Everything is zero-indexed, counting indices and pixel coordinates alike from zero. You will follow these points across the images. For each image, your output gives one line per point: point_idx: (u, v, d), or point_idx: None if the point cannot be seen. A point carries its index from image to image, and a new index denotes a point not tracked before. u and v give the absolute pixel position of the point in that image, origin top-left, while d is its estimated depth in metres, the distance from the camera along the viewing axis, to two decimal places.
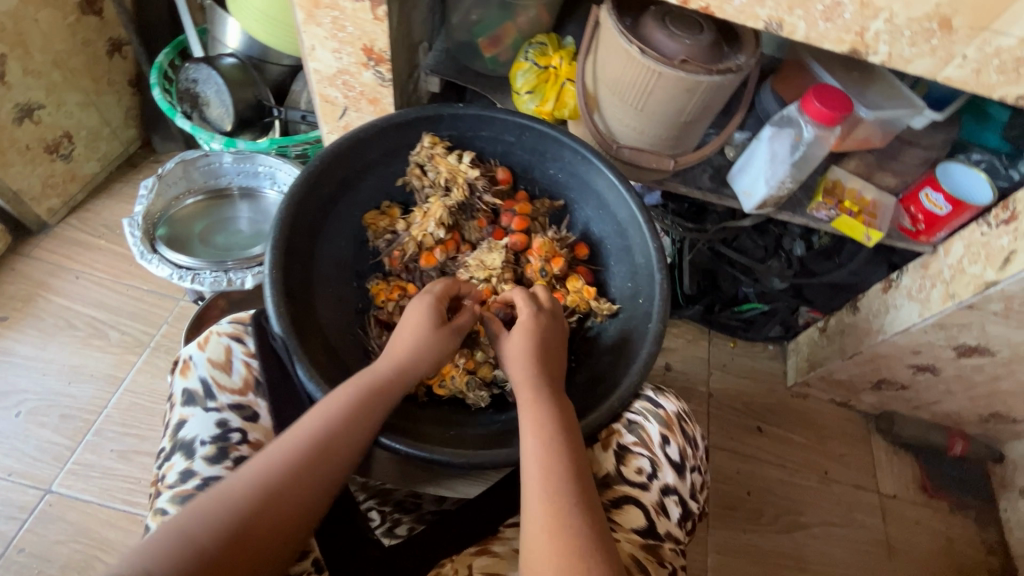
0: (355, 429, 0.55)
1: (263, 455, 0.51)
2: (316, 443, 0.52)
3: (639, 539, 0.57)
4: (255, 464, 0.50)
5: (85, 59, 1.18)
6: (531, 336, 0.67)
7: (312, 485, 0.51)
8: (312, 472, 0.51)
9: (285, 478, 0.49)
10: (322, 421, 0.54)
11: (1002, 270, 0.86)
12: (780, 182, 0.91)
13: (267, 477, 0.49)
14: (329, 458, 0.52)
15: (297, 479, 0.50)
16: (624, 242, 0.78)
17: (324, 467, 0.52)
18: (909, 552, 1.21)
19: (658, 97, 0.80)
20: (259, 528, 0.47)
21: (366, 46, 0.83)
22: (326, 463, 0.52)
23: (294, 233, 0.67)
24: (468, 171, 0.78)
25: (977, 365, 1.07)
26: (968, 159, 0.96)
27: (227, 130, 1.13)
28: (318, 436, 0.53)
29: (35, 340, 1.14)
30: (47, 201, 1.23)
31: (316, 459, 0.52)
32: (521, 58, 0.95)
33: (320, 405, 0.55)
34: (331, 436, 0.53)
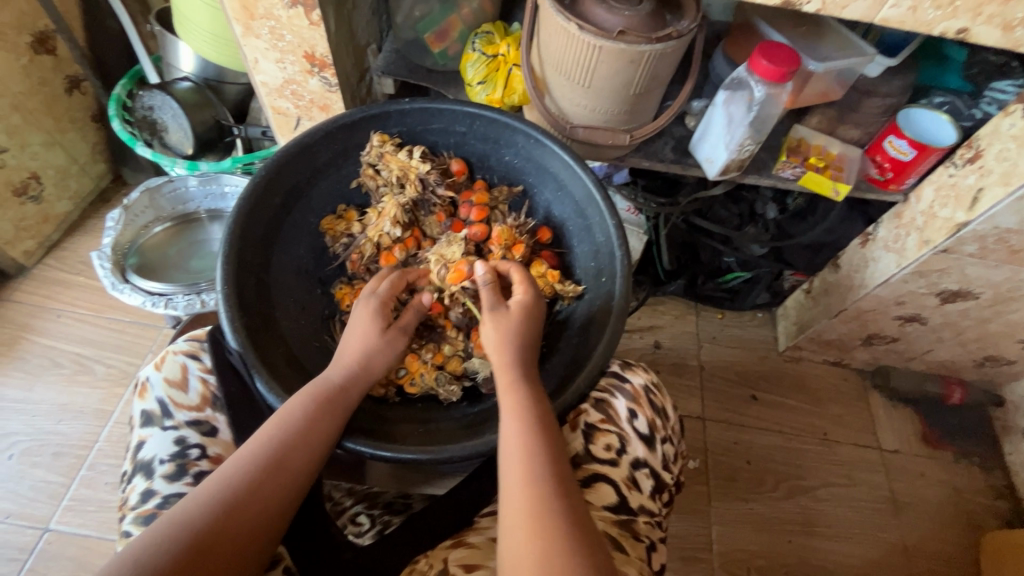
0: (315, 436, 0.55)
1: (226, 466, 0.51)
2: (275, 453, 0.52)
3: (611, 516, 0.57)
4: (214, 482, 0.49)
5: (43, 99, 1.17)
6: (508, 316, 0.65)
7: (279, 492, 0.51)
8: (277, 479, 0.51)
9: (252, 485, 0.50)
10: (288, 428, 0.54)
11: (972, 210, 0.86)
12: (740, 145, 0.90)
13: (234, 486, 0.49)
14: (294, 464, 0.53)
15: (264, 486, 0.50)
16: (584, 222, 0.77)
17: (288, 474, 0.52)
18: (917, 505, 1.20)
19: (603, 72, 0.79)
20: (226, 536, 0.47)
21: (307, 53, 0.82)
22: (291, 469, 0.52)
23: (246, 246, 0.67)
24: (419, 166, 0.77)
25: (963, 310, 1.05)
26: (930, 103, 0.94)
27: (188, 153, 1.13)
28: (282, 443, 0.53)
29: (22, 382, 1.15)
30: (22, 243, 1.23)
31: (281, 465, 0.52)
32: (469, 49, 0.95)
33: (281, 413, 0.56)
34: (294, 442, 0.54)
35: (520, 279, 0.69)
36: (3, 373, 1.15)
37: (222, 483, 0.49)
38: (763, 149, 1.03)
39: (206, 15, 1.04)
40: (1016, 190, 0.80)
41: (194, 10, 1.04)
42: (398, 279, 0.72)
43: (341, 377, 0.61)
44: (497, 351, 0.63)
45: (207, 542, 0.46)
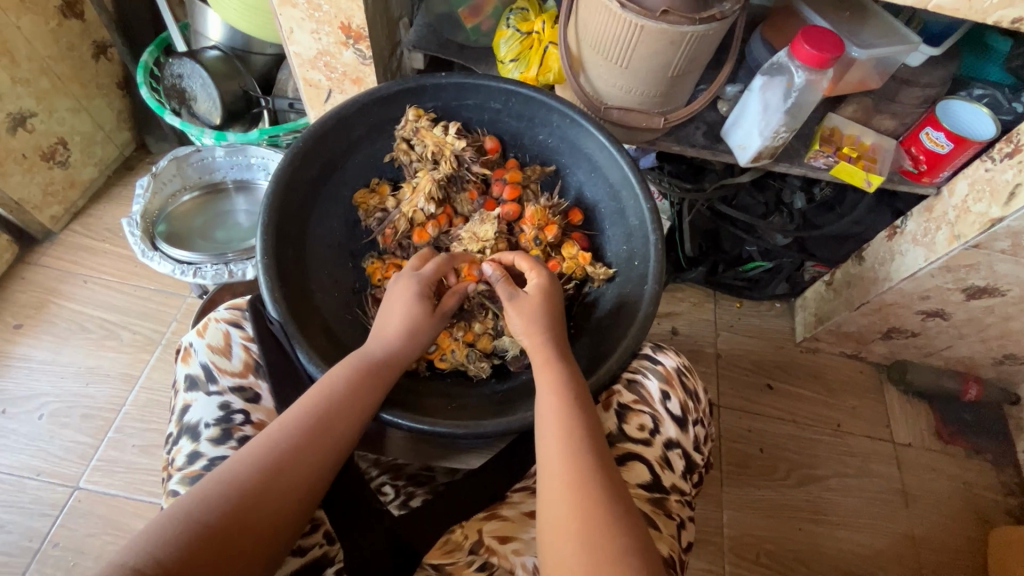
0: (356, 405, 0.56)
1: (270, 431, 0.52)
2: (318, 419, 0.53)
3: (645, 494, 0.58)
4: (259, 444, 0.51)
5: (72, 64, 1.17)
6: (538, 301, 0.66)
7: (322, 456, 0.52)
8: (321, 444, 0.53)
9: (298, 448, 0.51)
10: (333, 396, 0.56)
11: (1007, 206, 0.85)
12: (775, 132, 0.89)
13: (281, 447, 0.51)
14: (337, 431, 0.54)
15: (309, 449, 0.52)
16: (617, 205, 0.77)
17: (332, 439, 0.53)
18: (926, 498, 1.21)
19: (643, 52, 0.78)
20: (274, 496, 0.48)
21: (343, 25, 0.82)
22: (334, 435, 0.54)
23: (283, 216, 0.67)
24: (454, 142, 0.77)
25: (988, 307, 1.05)
26: (969, 95, 0.93)
27: (216, 124, 1.13)
28: (326, 410, 0.54)
29: (50, 345, 1.17)
30: (49, 209, 1.24)
31: (326, 431, 0.53)
32: (503, 25, 0.93)
33: (326, 382, 0.57)
34: (338, 410, 0.55)
35: (532, 266, 0.70)
36: (32, 336, 1.17)
37: (272, 444, 0.51)
38: (796, 137, 1.02)
39: None
40: None
41: None
42: (445, 262, 0.71)
43: (380, 350, 0.62)
44: (529, 334, 0.64)
45: (255, 502, 0.47)
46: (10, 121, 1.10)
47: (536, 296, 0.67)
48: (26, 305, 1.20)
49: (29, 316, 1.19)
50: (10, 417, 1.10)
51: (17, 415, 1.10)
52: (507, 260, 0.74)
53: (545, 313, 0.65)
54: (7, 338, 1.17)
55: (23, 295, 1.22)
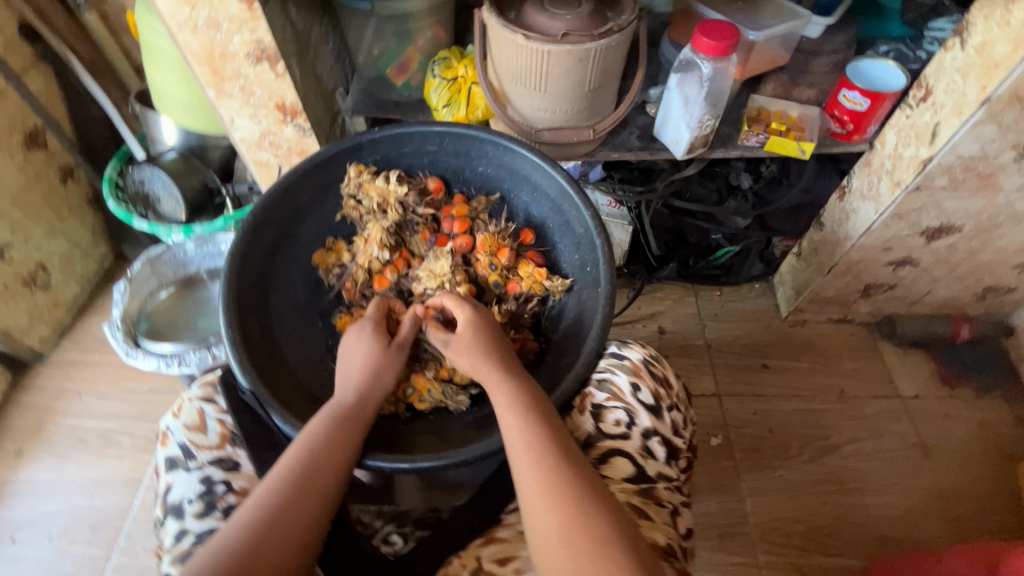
0: (334, 452, 0.58)
1: (256, 495, 0.53)
2: (299, 473, 0.55)
3: (632, 486, 0.58)
4: (243, 511, 0.52)
5: (41, 191, 1.23)
6: (473, 335, 0.68)
7: (311, 508, 0.53)
8: (309, 497, 0.53)
9: (284, 505, 0.52)
10: (311, 449, 0.57)
11: (933, 144, 0.89)
12: (700, 122, 0.94)
13: (268, 509, 0.52)
14: (321, 480, 0.55)
15: (296, 506, 0.52)
16: (562, 217, 0.80)
17: (318, 489, 0.54)
18: (946, 447, 1.19)
19: (556, 75, 0.83)
20: (268, 555, 0.49)
21: (278, 104, 0.87)
22: (321, 485, 0.55)
23: (243, 288, 0.70)
24: (397, 190, 0.81)
25: (950, 245, 1.07)
26: (876, 53, 0.99)
27: (182, 219, 1.18)
28: (309, 462, 0.56)
29: (53, 464, 1.18)
30: (37, 331, 1.27)
31: (310, 482, 0.54)
32: (430, 76, 1.00)
33: (302, 438, 0.58)
34: (319, 462, 0.56)
35: (455, 302, 0.71)
36: (33, 458, 1.18)
37: (258, 506, 0.52)
38: (726, 123, 1.05)
39: (181, 87, 1.09)
40: (970, 117, 0.83)
41: (169, 85, 1.10)
42: (383, 300, 0.75)
43: (351, 395, 0.63)
44: (473, 365, 0.66)
45: (248, 563, 0.48)
46: None
47: (467, 333, 0.68)
48: (24, 429, 1.22)
49: (28, 439, 1.21)
50: (19, 544, 1.09)
51: (26, 540, 1.10)
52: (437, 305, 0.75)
53: (479, 341, 0.67)
54: (9, 466, 1.17)
55: (20, 420, 1.23)
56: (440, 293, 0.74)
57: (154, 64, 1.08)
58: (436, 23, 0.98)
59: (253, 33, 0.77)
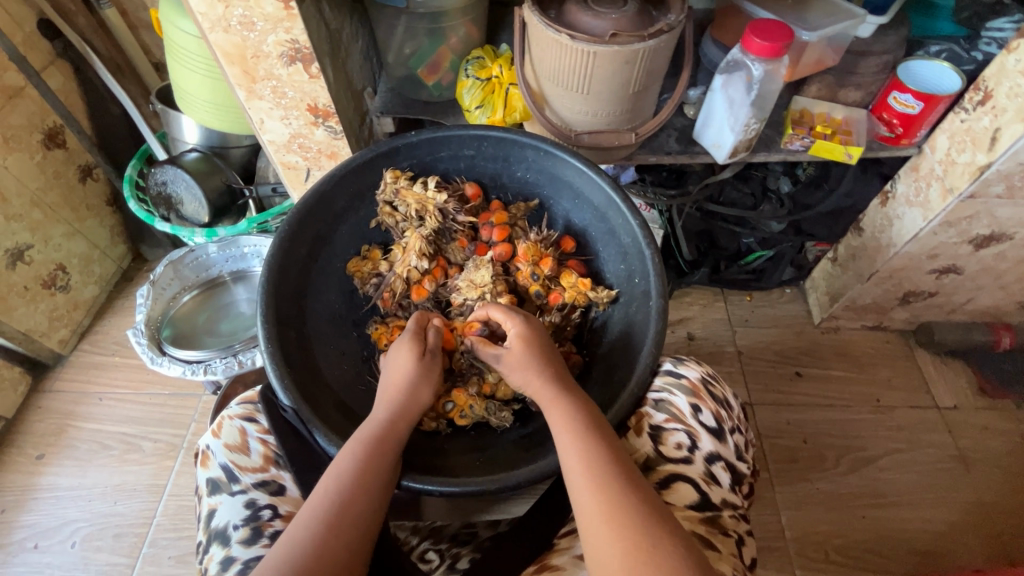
0: (371, 478, 0.55)
1: (293, 528, 0.50)
2: (336, 502, 0.52)
3: (696, 515, 0.55)
4: (279, 546, 0.49)
5: (60, 191, 1.21)
6: (525, 347, 0.65)
7: (350, 539, 0.50)
8: (346, 527, 0.51)
9: (320, 538, 0.49)
10: (346, 474, 0.54)
11: (992, 150, 0.85)
12: (745, 125, 0.90)
13: (304, 542, 0.49)
14: (359, 508, 0.52)
15: (333, 537, 0.49)
16: (606, 225, 0.77)
17: (355, 517, 0.52)
18: (986, 460, 1.16)
19: (600, 77, 0.80)
20: None
21: (310, 106, 0.84)
22: (358, 513, 0.52)
23: (281, 300, 0.68)
24: (436, 197, 0.78)
25: (999, 253, 1.03)
26: (926, 53, 0.96)
27: (205, 221, 1.15)
28: (346, 488, 0.53)
29: (75, 469, 1.16)
30: (56, 333, 1.25)
31: (348, 511, 0.52)
32: (463, 76, 0.97)
33: (336, 463, 0.56)
34: (357, 487, 0.53)
35: (506, 314, 0.68)
36: (54, 463, 1.17)
37: (295, 540, 0.49)
38: (768, 125, 1.02)
39: (205, 86, 1.06)
40: None
41: (192, 84, 1.07)
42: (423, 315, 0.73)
43: (384, 416, 0.61)
44: (527, 381, 0.63)
45: None
46: (8, 257, 1.12)
47: (518, 346, 0.65)
48: (46, 433, 1.20)
49: (50, 444, 1.19)
50: (43, 551, 1.08)
51: (50, 547, 1.08)
52: (487, 319, 0.72)
53: (534, 355, 0.64)
54: (30, 471, 1.16)
55: (40, 424, 1.21)
56: (486, 303, 0.72)
57: (178, 62, 1.05)
58: (470, 21, 0.95)
59: (289, 33, 0.74)
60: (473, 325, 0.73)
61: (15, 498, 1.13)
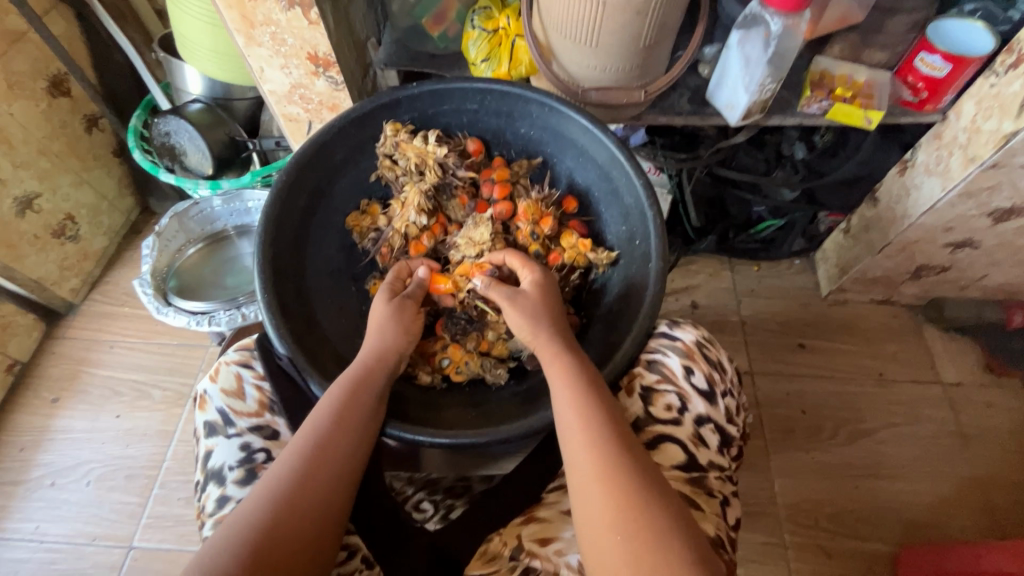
0: (349, 419, 0.57)
1: (275, 467, 0.53)
2: (315, 442, 0.54)
3: (682, 474, 0.56)
4: (263, 483, 0.52)
5: (66, 140, 1.21)
6: (540, 295, 0.67)
7: (329, 476, 0.53)
8: (325, 464, 0.53)
9: (300, 476, 0.52)
10: (328, 415, 0.56)
11: (1019, 118, 0.81)
12: (760, 85, 0.86)
13: (287, 479, 0.52)
14: (337, 448, 0.55)
15: (315, 473, 0.52)
16: (610, 185, 0.76)
17: (334, 456, 0.54)
18: (985, 437, 1.15)
19: (610, 29, 0.77)
20: (288, 525, 0.49)
21: (310, 54, 0.82)
22: (336, 452, 0.54)
23: (278, 251, 0.68)
24: (436, 150, 0.76)
25: (1019, 228, 1.00)
26: (960, 12, 0.88)
27: (209, 173, 1.15)
28: (325, 430, 0.55)
29: (88, 413, 1.20)
30: (67, 282, 1.28)
31: (326, 451, 0.54)
32: (469, 28, 0.93)
33: (318, 405, 0.57)
34: (337, 427, 0.56)
35: (523, 263, 0.70)
36: (69, 407, 1.21)
37: (275, 478, 0.52)
38: (785, 87, 0.98)
39: (207, 33, 1.04)
40: None
41: (194, 31, 1.04)
42: (404, 265, 0.75)
43: (365, 361, 0.63)
44: (529, 333, 0.64)
45: (266, 535, 0.48)
46: (17, 205, 1.14)
47: (534, 293, 0.67)
48: (60, 378, 1.24)
49: (64, 388, 1.23)
50: (60, 488, 1.13)
51: (66, 485, 1.13)
52: (498, 262, 0.73)
53: (544, 307, 0.65)
54: (46, 413, 1.20)
55: (54, 369, 1.25)
56: (502, 249, 0.74)
57: (179, 8, 1.03)
58: None
59: None
60: (482, 266, 0.73)
61: (32, 438, 1.18)
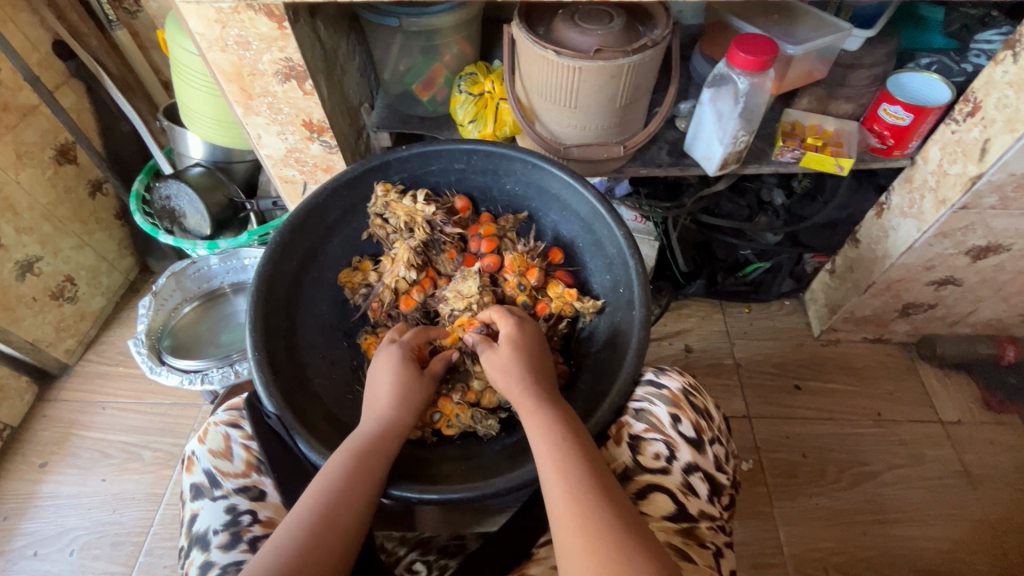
0: (359, 485, 0.55)
1: (280, 534, 0.50)
2: (322, 509, 0.52)
3: (672, 526, 0.55)
4: (266, 552, 0.48)
5: (70, 205, 1.25)
6: (511, 350, 0.67)
7: (337, 544, 0.50)
8: (332, 534, 0.51)
9: (306, 546, 0.49)
10: (333, 483, 0.55)
11: (982, 161, 0.85)
12: (734, 138, 0.91)
13: (291, 548, 0.49)
14: (347, 515, 0.52)
15: (319, 541, 0.50)
16: (593, 236, 0.78)
17: (344, 524, 0.52)
18: (992, 476, 1.13)
19: (586, 91, 0.82)
20: None
21: (305, 121, 0.87)
22: (345, 519, 0.52)
23: (271, 310, 0.69)
24: (424, 209, 0.79)
25: (997, 264, 1.02)
26: (918, 65, 0.95)
27: (207, 233, 1.18)
28: (333, 495, 0.53)
29: (76, 478, 1.18)
30: (63, 343, 1.28)
31: (334, 519, 0.52)
32: (456, 92, 0.99)
33: (323, 471, 0.56)
34: (342, 494, 0.54)
35: (500, 313, 0.71)
36: (57, 471, 1.19)
37: (281, 547, 0.49)
38: (759, 138, 1.02)
39: (209, 103, 1.09)
40: None
41: (197, 102, 1.10)
42: (421, 331, 0.75)
43: (374, 425, 0.62)
44: (509, 386, 0.64)
45: None
46: (18, 269, 1.16)
47: (506, 346, 0.68)
48: (49, 442, 1.22)
49: (52, 452, 1.21)
50: (42, 558, 1.09)
51: (49, 555, 1.09)
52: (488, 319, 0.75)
53: (516, 361, 0.65)
54: (33, 479, 1.18)
55: (45, 433, 1.23)
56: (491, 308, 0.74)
57: (183, 80, 1.08)
58: (463, 39, 0.97)
59: (283, 51, 0.76)
60: (474, 321, 0.76)
61: (18, 506, 1.15)
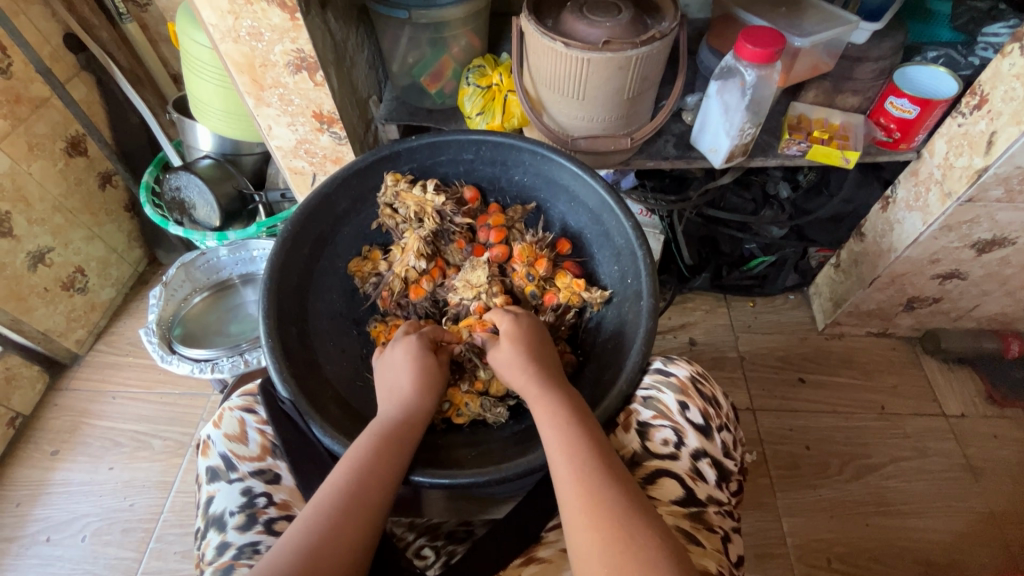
0: (382, 465, 0.56)
1: (307, 511, 0.51)
2: (348, 488, 0.53)
3: (680, 509, 0.56)
4: (295, 528, 0.50)
5: (81, 196, 1.26)
6: (518, 341, 0.68)
7: (362, 523, 0.52)
8: (358, 513, 0.52)
9: (332, 522, 0.50)
10: (357, 463, 0.56)
11: (989, 154, 0.85)
12: (741, 130, 0.91)
13: (318, 525, 0.50)
14: (371, 495, 0.54)
15: (344, 521, 0.51)
16: (601, 227, 0.79)
17: (368, 503, 0.53)
18: (994, 469, 1.14)
19: (595, 83, 0.82)
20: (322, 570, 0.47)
21: (315, 112, 0.87)
22: (369, 498, 0.53)
23: (282, 295, 0.70)
24: (434, 200, 0.80)
25: (1003, 258, 1.03)
26: (925, 58, 0.96)
27: (216, 225, 1.19)
28: (355, 475, 0.55)
29: (87, 465, 1.19)
30: (73, 333, 1.30)
31: (359, 498, 0.53)
32: (464, 84, 1.00)
33: (348, 454, 0.57)
34: (365, 474, 0.55)
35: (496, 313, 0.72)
36: (68, 459, 1.20)
37: (308, 524, 0.50)
38: (765, 131, 1.02)
39: (218, 95, 1.10)
40: None
41: (207, 93, 1.11)
42: (434, 329, 0.75)
43: (396, 410, 0.63)
44: (513, 377, 0.66)
45: None
46: (30, 259, 1.17)
47: (515, 335, 0.69)
48: (61, 430, 1.24)
49: (64, 440, 1.23)
50: (54, 544, 1.11)
51: (61, 540, 1.11)
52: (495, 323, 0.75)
53: (527, 351, 0.67)
54: (45, 467, 1.19)
55: (56, 421, 1.25)
56: (496, 313, 0.74)
57: (193, 72, 1.09)
58: (471, 31, 0.97)
59: (295, 43, 0.77)
60: (484, 324, 0.76)
61: (30, 492, 1.17)
